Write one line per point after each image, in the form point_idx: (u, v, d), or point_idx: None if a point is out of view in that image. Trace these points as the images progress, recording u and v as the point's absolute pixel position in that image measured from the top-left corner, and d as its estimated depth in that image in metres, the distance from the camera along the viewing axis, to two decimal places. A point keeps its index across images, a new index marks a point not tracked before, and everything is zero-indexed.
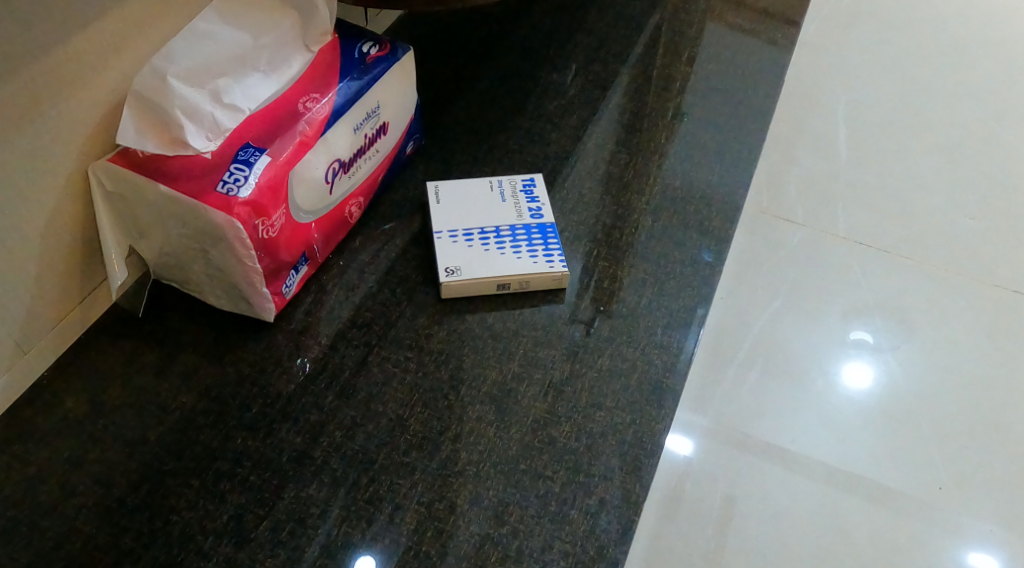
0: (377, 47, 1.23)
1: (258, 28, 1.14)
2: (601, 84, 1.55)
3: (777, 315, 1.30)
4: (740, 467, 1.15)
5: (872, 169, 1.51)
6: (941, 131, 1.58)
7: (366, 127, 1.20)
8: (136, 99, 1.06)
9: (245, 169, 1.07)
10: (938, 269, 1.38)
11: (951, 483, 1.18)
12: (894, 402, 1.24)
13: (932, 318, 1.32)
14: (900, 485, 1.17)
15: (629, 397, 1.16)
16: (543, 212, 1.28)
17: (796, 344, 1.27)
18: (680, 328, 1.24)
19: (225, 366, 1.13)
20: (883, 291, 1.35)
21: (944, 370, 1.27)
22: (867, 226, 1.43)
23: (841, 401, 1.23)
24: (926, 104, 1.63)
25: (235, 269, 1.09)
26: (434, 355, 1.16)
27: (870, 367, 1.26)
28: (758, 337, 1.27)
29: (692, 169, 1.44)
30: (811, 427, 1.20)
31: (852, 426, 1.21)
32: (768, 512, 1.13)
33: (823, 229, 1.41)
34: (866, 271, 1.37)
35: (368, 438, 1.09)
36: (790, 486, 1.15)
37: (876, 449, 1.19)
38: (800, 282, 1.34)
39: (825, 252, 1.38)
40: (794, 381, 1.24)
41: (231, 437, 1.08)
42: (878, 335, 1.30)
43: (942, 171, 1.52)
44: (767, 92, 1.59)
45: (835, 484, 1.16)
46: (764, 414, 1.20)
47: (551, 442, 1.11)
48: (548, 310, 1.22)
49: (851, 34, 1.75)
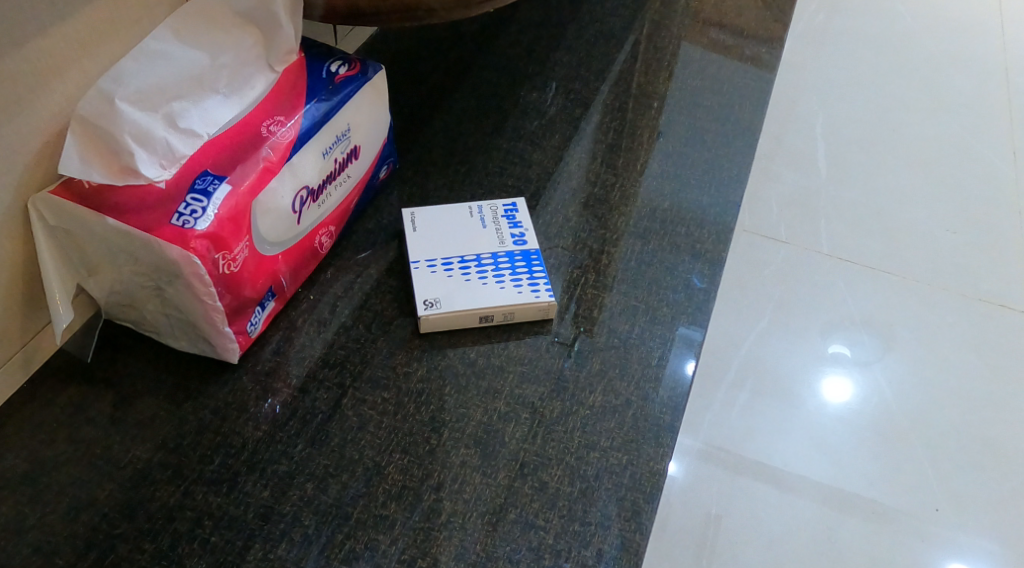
0: (346, 66, 1.15)
1: (216, 46, 1.05)
2: (582, 102, 1.48)
3: (765, 334, 1.24)
4: (732, 491, 1.10)
5: (858, 184, 1.45)
6: (922, 144, 1.53)
7: (336, 151, 1.12)
8: (80, 125, 0.98)
9: (202, 200, 0.98)
10: (927, 286, 1.33)
11: (947, 503, 1.12)
12: (887, 421, 1.18)
13: (922, 336, 1.27)
14: (896, 504, 1.11)
15: (625, 435, 1.07)
16: (526, 238, 1.20)
17: (785, 364, 1.22)
18: (672, 352, 1.16)
19: (184, 415, 1.04)
20: (872, 308, 1.29)
21: (936, 391, 1.22)
22: (854, 242, 1.37)
23: (828, 421, 1.17)
24: (907, 118, 1.57)
25: (194, 308, 1.00)
26: (414, 395, 1.08)
27: (849, 381, 1.21)
28: (746, 356, 1.21)
29: (680, 189, 1.36)
30: (803, 448, 1.15)
31: (846, 446, 1.15)
32: (758, 536, 1.07)
33: (808, 247, 1.35)
34: (854, 288, 1.31)
35: (343, 489, 1.00)
36: (787, 507, 1.10)
37: (872, 470, 1.14)
38: (787, 301, 1.28)
39: (813, 269, 1.32)
40: (784, 398, 1.18)
41: (191, 493, 0.98)
42: (862, 348, 1.24)
43: (926, 185, 1.46)
44: (756, 108, 1.52)
45: (832, 504, 1.10)
46: (754, 436, 1.15)
47: (541, 487, 1.02)
48: (534, 342, 1.14)
49: (830, 49, 1.70)
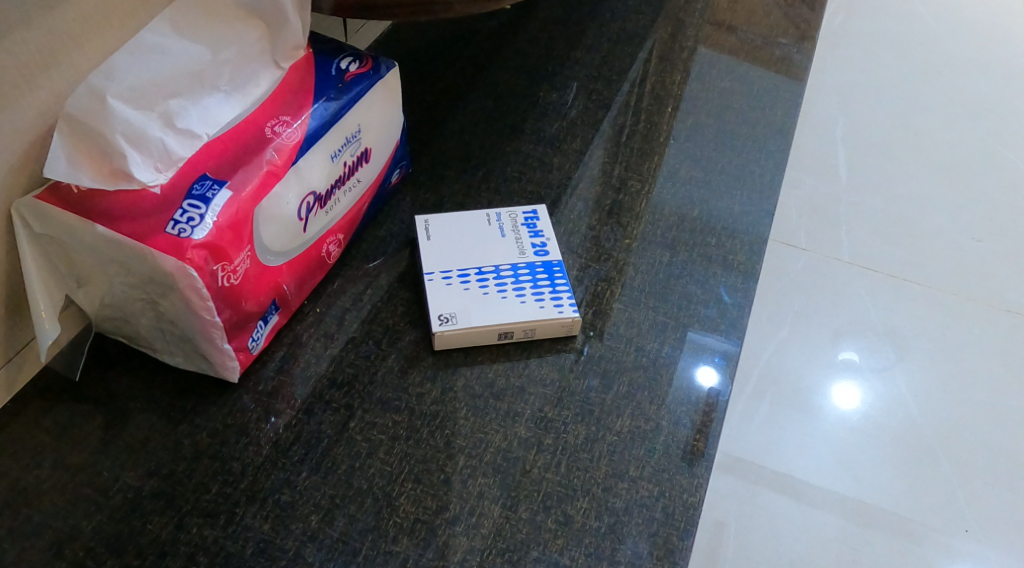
0: (358, 62, 1.07)
1: (218, 40, 0.97)
2: (604, 103, 1.39)
3: (785, 344, 1.16)
4: (750, 507, 1.02)
5: (888, 190, 1.37)
6: (954, 149, 1.45)
7: (345, 154, 1.04)
8: (68, 125, 0.90)
9: (200, 207, 0.90)
10: (960, 298, 1.24)
11: (978, 524, 1.04)
12: (914, 435, 1.10)
13: (946, 348, 1.19)
14: (917, 514, 1.04)
15: (656, 465, 0.99)
16: (548, 248, 1.12)
17: (807, 375, 1.14)
18: (686, 354, 1.09)
19: (179, 439, 0.96)
20: (895, 318, 1.21)
21: (966, 406, 1.13)
22: (877, 250, 1.28)
23: (849, 434, 1.09)
24: (935, 122, 1.49)
25: (191, 323, 0.92)
26: (427, 419, 1.00)
27: (859, 386, 1.14)
28: (765, 368, 1.14)
29: (709, 196, 1.28)
30: (826, 464, 1.07)
31: (870, 461, 1.08)
32: (779, 555, 0.99)
33: (830, 254, 1.27)
34: (879, 297, 1.23)
35: (350, 523, 0.92)
36: (809, 521, 1.02)
37: (897, 489, 1.06)
38: (808, 310, 1.20)
39: (839, 278, 1.24)
40: (802, 408, 1.11)
41: (185, 526, 0.91)
42: (877, 354, 1.17)
43: (958, 192, 1.38)
44: (786, 110, 1.44)
45: (855, 520, 1.03)
46: (775, 451, 1.07)
47: (566, 522, 0.94)
48: (557, 361, 1.06)
49: (861, 50, 1.62)
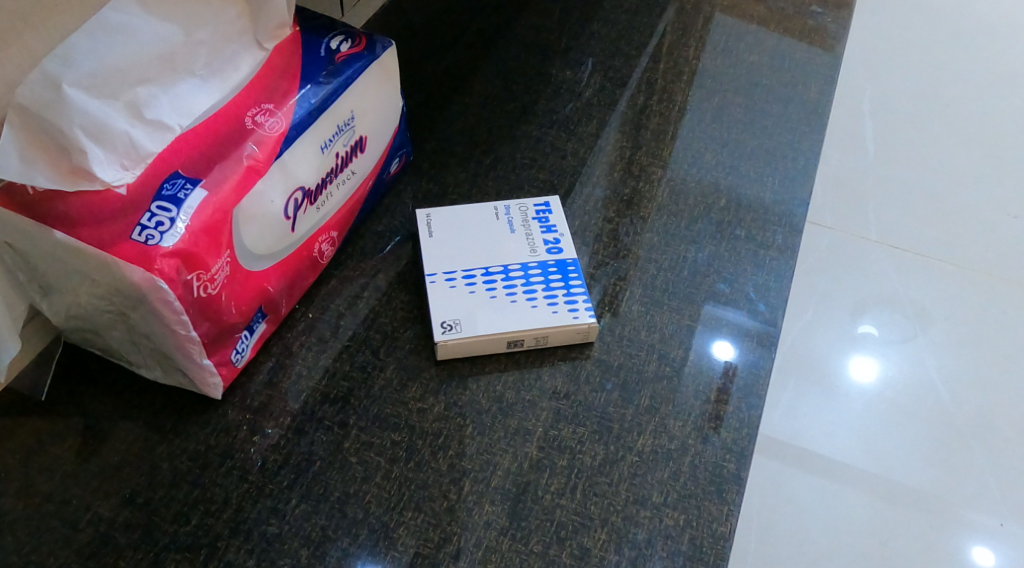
0: (349, 42, 0.96)
1: (193, 19, 0.87)
2: (622, 80, 1.29)
3: (809, 329, 1.05)
4: (773, 503, 0.92)
5: (928, 166, 1.25)
6: (999, 121, 1.33)
7: (337, 144, 0.94)
8: (19, 117, 0.79)
9: (170, 209, 0.81)
10: (1004, 282, 1.13)
11: (1015, 521, 0.94)
12: (947, 423, 1.00)
13: (982, 333, 1.07)
14: (944, 497, 0.95)
15: (683, 490, 0.90)
16: (561, 244, 1.02)
17: (833, 361, 1.03)
18: (703, 329, 1.02)
19: (156, 462, 0.87)
20: (928, 300, 1.10)
21: (1007, 394, 1.02)
22: (912, 231, 1.17)
23: (871, 418, 0.99)
24: (977, 94, 1.37)
25: (165, 338, 0.83)
26: (430, 438, 0.91)
27: (876, 360, 1.04)
28: (786, 350, 1.03)
29: (737, 182, 1.18)
30: (850, 451, 0.96)
31: (898, 450, 0.97)
32: (801, 553, 0.89)
33: (857, 233, 1.16)
34: (917, 282, 1.12)
35: (344, 557, 0.84)
36: (832, 511, 0.92)
37: (928, 481, 0.96)
38: (833, 292, 1.09)
39: (864, 258, 1.13)
40: (822, 387, 1.01)
41: (161, 563, 0.82)
42: (894, 329, 1.06)
43: (1003, 168, 1.26)
44: (820, 86, 1.33)
45: (882, 501, 0.94)
46: (797, 440, 0.96)
47: (582, 556, 0.85)
48: (571, 372, 0.96)
49: (899, 16, 1.50)
